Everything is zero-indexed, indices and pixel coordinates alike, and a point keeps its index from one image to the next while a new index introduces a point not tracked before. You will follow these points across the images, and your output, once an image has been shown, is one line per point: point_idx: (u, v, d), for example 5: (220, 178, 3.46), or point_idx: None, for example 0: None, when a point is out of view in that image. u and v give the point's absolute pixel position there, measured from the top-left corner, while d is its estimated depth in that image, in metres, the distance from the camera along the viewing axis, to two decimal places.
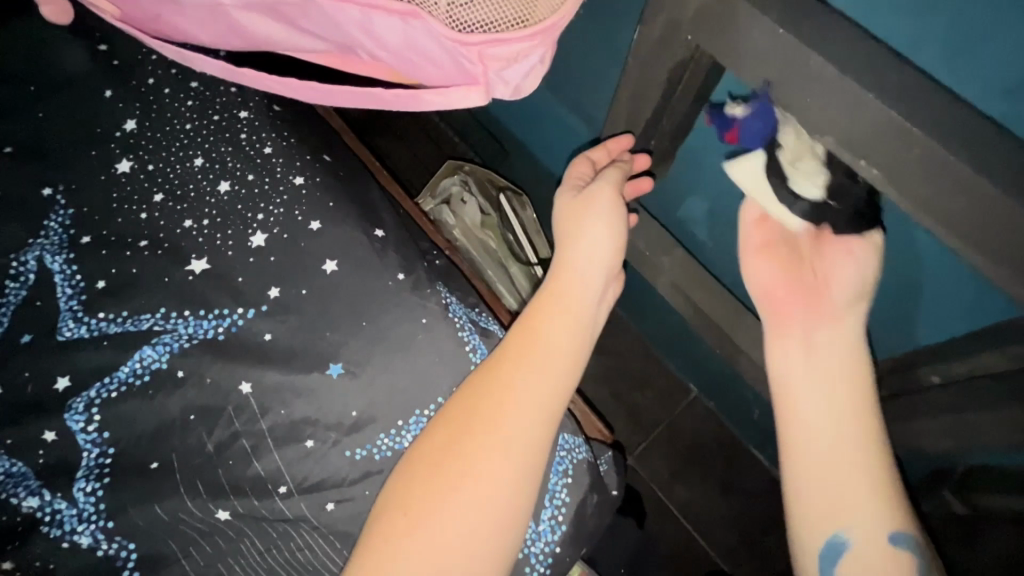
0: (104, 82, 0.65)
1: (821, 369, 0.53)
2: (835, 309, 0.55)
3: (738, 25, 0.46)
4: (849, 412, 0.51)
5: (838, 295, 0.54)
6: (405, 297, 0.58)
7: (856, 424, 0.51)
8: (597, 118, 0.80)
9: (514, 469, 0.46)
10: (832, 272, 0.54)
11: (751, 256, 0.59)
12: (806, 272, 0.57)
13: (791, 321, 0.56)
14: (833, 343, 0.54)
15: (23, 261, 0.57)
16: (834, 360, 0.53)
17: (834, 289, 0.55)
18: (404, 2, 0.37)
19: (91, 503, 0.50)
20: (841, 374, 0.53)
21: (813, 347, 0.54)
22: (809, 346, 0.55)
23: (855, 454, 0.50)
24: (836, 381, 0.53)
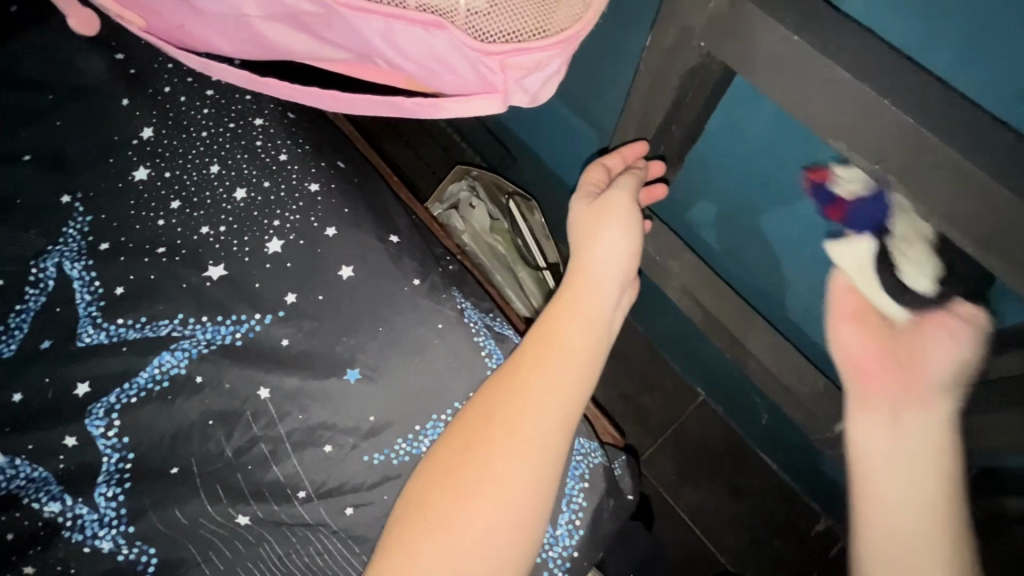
0: (122, 91, 0.66)
1: (918, 470, 0.46)
2: (931, 400, 0.49)
3: (752, 32, 0.46)
4: (933, 509, 0.45)
5: (936, 383, 0.49)
6: (421, 302, 0.58)
7: (943, 527, 0.44)
8: (607, 123, 0.81)
9: (532, 474, 0.47)
10: (927, 354, 0.49)
11: (836, 322, 0.54)
12: (903, 351, 0.50)
13: (878, 400, 0.50)
14: (928, 437, 0.48)
15: (43, 268, 0.58)
16: (922, 449, 0.47)
17: (930, 375, 0.49)
18: (428, 12, 0.37)
19: (112, 507, 0.50)
20: (938, 474, 0.46)
21: (904, 434, 0.48)
22: (903, 436, 0.48)
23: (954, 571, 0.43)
24: (932, 478, 0.46)
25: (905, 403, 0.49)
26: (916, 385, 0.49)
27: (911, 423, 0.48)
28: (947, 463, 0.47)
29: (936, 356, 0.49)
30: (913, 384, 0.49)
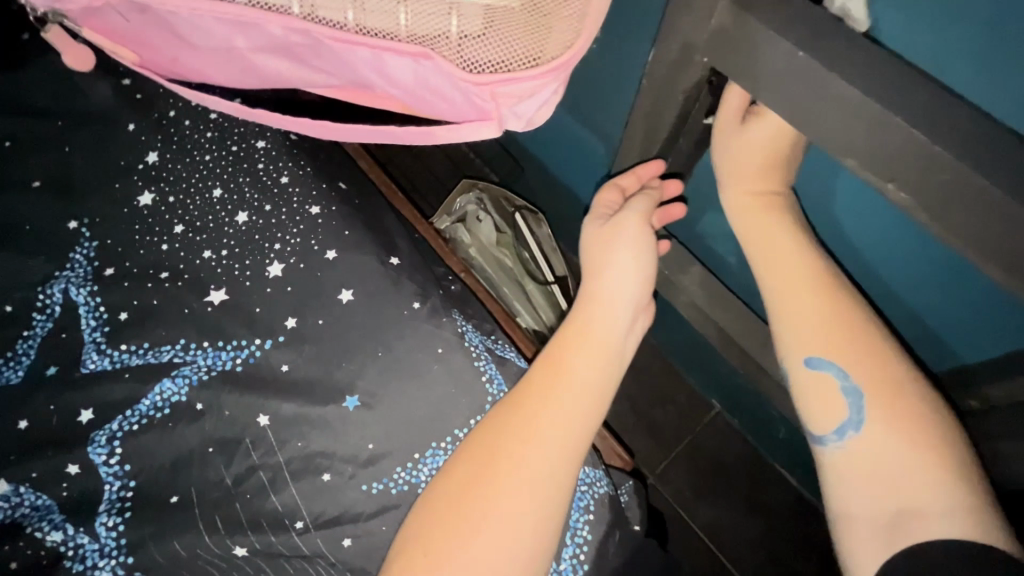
0: (128, 116, 0.67)
1: (803, 274, 0.52)
2: (784, 205, 0.56)
3: (756, 45, 0.44)
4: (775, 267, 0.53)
5: (767, 172, 0.55)
6: (420, 325, 0.58)
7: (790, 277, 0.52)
8: (613, 136, 0.79)
9: (540, 508, 0.45)
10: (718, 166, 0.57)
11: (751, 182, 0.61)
12: (723, 161, 0.55)
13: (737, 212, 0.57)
14: (794, 239, 0.54)
15: (50, 295, 0.58)
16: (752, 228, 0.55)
17: (761, 180, 0.55)
18: (415, 43, 0.37)
19: (112, 537, 0.50)
20: (821, 272, 0.52)
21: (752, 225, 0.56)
22: (775, 243, 0.54)
23: (867, 350, 0.49)
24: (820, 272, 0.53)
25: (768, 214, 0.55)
26: (760, 193, 0.56)
27: (785, 234, 0.54)
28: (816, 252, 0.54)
29: (744, 159, 0.54)
30: (769, 196, 0.56)
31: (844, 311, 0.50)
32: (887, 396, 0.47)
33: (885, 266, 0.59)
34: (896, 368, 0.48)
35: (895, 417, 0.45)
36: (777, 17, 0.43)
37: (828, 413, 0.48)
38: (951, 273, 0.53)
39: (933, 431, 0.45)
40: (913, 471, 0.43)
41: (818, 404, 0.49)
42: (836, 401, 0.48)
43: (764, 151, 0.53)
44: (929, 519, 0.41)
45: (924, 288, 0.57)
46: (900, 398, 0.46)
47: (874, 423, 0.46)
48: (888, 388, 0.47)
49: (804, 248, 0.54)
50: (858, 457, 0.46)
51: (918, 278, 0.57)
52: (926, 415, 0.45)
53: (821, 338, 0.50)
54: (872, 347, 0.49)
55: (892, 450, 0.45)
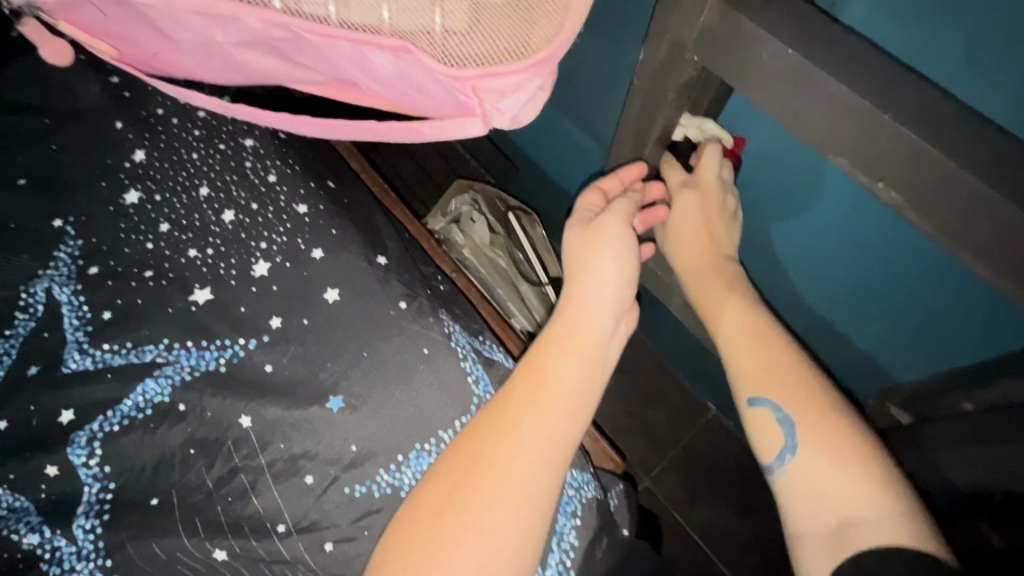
0: (114, 114, 0.66)
1: (737, 318, 0.56)
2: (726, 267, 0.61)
3: (744, 43, 0.43)
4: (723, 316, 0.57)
5: (697, 246, 0.62)
6: (407, 326, 0.57)
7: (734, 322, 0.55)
8: (606, 136, 0.79)
9: (523, 514, 0.45)
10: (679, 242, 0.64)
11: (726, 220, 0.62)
12: (669, 242, 0.66)
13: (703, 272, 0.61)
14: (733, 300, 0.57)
15: (32, 293, 0.58)
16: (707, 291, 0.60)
17: (697, 254, 0.63)
18: (396, 37, 0.36)
19: (90, 540, 0.49)
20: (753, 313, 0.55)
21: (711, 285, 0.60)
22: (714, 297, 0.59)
23: (796, 377, 0.50)
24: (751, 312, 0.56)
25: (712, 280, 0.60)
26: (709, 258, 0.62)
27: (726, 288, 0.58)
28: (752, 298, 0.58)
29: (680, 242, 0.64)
30: (712, 259, 0.62)
31: (774, 345, 0.52)
32: (816, 419, 0.47)
33: (871, 267, 0.58)
34: (824, 391, 0.49)
35: (822, 438, 0.46)
36: (767, 14, 0.42)
37: (765, 443, 0.49)
38: (943, 272, 0.52)
39: (861, 447, 0.45)
40: (845, 488, 0.44)
41: (756, 435, 0.50)
42: (771, 429, 0.49)
43: (683, 230, 0.63)
44: (864, 533, 0.42)
45: (915, 293, 0.56)
46: (834, 419, 0.47)
47: (804, 445, 0.47)
48: (819, 411, 0.48)
49: (738, 296, 0.58)
50: (796, 481, 0.46)
51: (909, 281, 0.56)
52: (854, 435, 0.46)
53: (754, 371, 0.51)
54: (796, 371, 0.50)
55: (828, 470, 0.45)
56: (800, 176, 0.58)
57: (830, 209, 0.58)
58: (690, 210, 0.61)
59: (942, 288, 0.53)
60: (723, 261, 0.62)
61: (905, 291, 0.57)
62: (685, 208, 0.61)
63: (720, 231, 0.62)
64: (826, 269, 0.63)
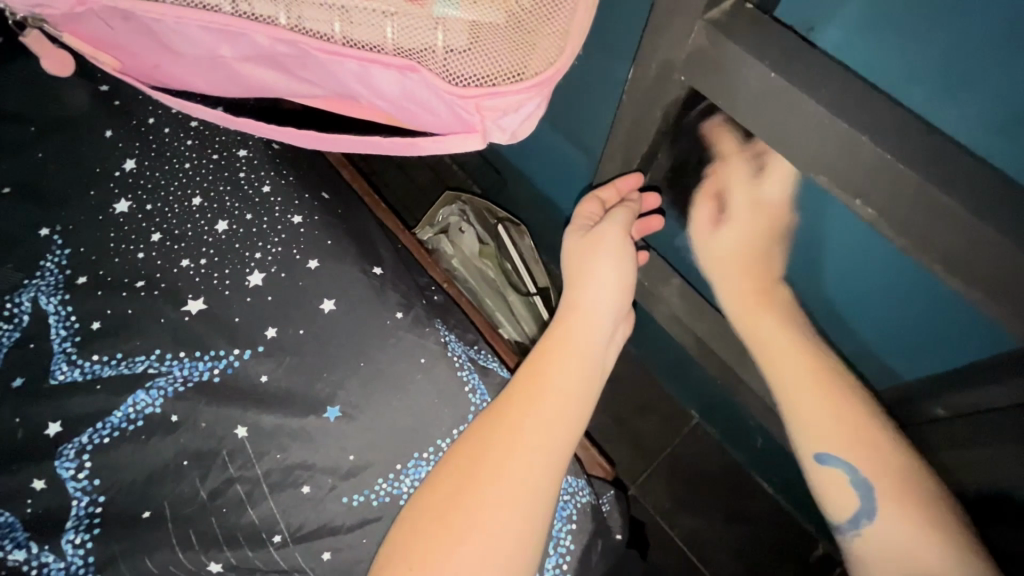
0: (105, 123, 0.66)
1: (801, 366, 0.56)
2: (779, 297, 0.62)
3: (730, 65, 0.46)
4: (791, 359, 0.56)
5: (753, 274, 0.63)
6: (403, 336, 0.58)
7: (804, 368, 0.56)
8: (595, 150, 0.81)
9: (523, 519, 0.45)
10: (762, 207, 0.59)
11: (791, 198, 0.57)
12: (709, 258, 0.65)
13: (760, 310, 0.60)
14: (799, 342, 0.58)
15: (18, 303, 0.57)
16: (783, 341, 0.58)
17: (749, 282, 0.62)
18: (401, 56, 0.38)
19: (80, 555, 0.48)
20: (817, 360, 0.56)
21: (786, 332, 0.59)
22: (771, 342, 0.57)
23: (866, 434, 0.52)
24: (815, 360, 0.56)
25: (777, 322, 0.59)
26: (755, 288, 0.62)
27: (778, 329, 0.59)
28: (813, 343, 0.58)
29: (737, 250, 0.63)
30: (767, 289, 0.62)
31: (841, 400, 0.53)
32: (891, 480, 0.50)
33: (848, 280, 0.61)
34: (891, 446, 0.51)
35: (899, 502, 0.49)
36: (753, 39, 0.44)
37: (839, 502, 0.51)
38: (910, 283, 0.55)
39: (931, 509, 0.48)
40: (923, 547, 0.46)
41: (828, 496, 0.52)
42: (844, 490, 0.51)
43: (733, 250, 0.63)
44: None
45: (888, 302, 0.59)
46: (906, 483, 0.49)
47: (881, 507, 0.49)
48: (893, 471, 0.50)
49: (797, 342, 0.58)
50: (873, 544, 0.49)
51: (881, 292, 0.59)
52: (926, 498, 0.49)
53: (826, 432, 0.53)
54: (867, 432, 0.52)
55: (902, 533, 0.47)
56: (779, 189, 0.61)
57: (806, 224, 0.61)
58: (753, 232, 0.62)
59: (909, 298, 0.57)
60: (775, 289, 0.63)
61: (875, 302, 0.60)
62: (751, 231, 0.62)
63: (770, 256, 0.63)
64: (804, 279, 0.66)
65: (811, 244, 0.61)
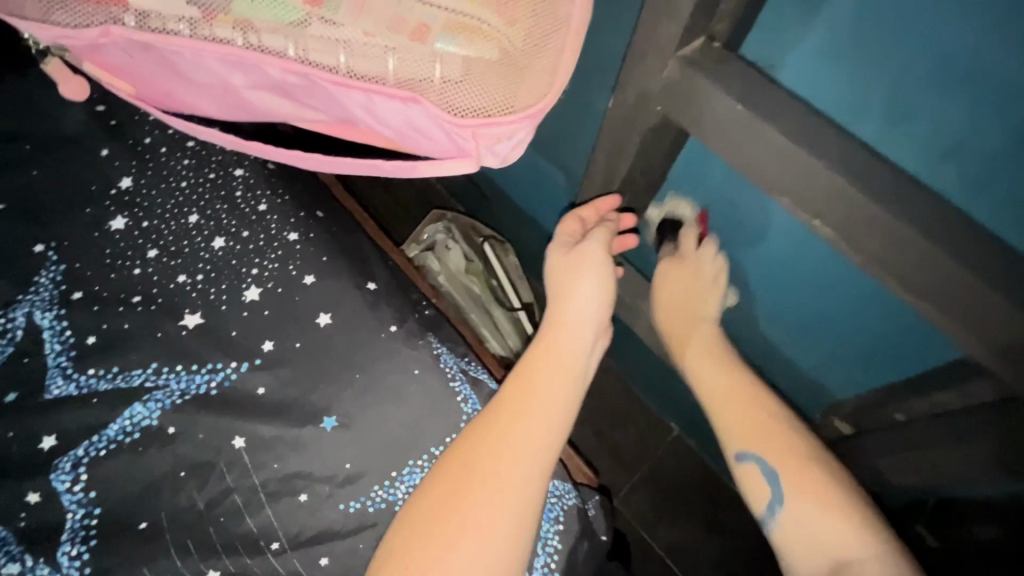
0: (101, 142, 0.67)
1: (714, 378, 0.59)
2: (709, 328, 0.65)
3: (701, 97, 0.50)
4: (707, 368, 0.61)
5: (677, 307, 0.66)
6: (397, 348, 0.60)
7: (717, 375, 0.59)
8: (576, 172, 0.85)
9: (512, 522, 0.48)
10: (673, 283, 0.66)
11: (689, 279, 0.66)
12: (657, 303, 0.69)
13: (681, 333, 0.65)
14: (714, 359, 0.61)
15: (12, 318, 0.58)
16: (698, 356, 0.62)
17: (678, 310, 0.66)
18: (405, 88, 0.41)
19: (75, 568, 0.48)
20: (731, 368, 0.60)
21: (702, 348, 0.63)
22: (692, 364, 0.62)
23: (773, 429, 0.54)
24: (728, 367, 0.60)
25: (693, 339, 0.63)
26: (686, 313, 0.66)
27: (696, 349, 0.63)
28: (728, 354, 0.62)
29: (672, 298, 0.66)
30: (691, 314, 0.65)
31: (757, 403, 0.56)
32: (797, 473, 0.51)
33: (821, 294, 0.65)
34: (803, 444, 0.53)
35: (806, 487, 0.50)
36: (720, 74, 0.49)
37: (755, 497, 0.53)
38: (879, 302, 0.59)
39: (836, 492, 0.50)
40: (836, 534, 0.47)
41: (749, 493, 0.53)
42: (758, 484, 0.53)
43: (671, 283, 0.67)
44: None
45: (855, 317, 0.63)
46: (806, 467, 0.51)
47: (791, 496, 0.50)
48: (798, 465, 0.52)
49: (715, 357, 0.61)
50: (789, 533, 0.50)
51: (851, 307, 0.63)
52: (832, 483, 0.50)
53: (737, 429, 0.55)
54: (771, 424, 0.54)
55: (813, 516, 0.49)
56: (755, 210, 0.64)
57: (779, 241, 0.64)
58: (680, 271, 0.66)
59: (878, 315, 0.60)
60: (699, 318, 0.65)
61: (843, 316, 0.64)
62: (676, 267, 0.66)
63: (701, 293, 0.66)
64: (778, 295, 0.69)
65: (782, 255, 0.65)
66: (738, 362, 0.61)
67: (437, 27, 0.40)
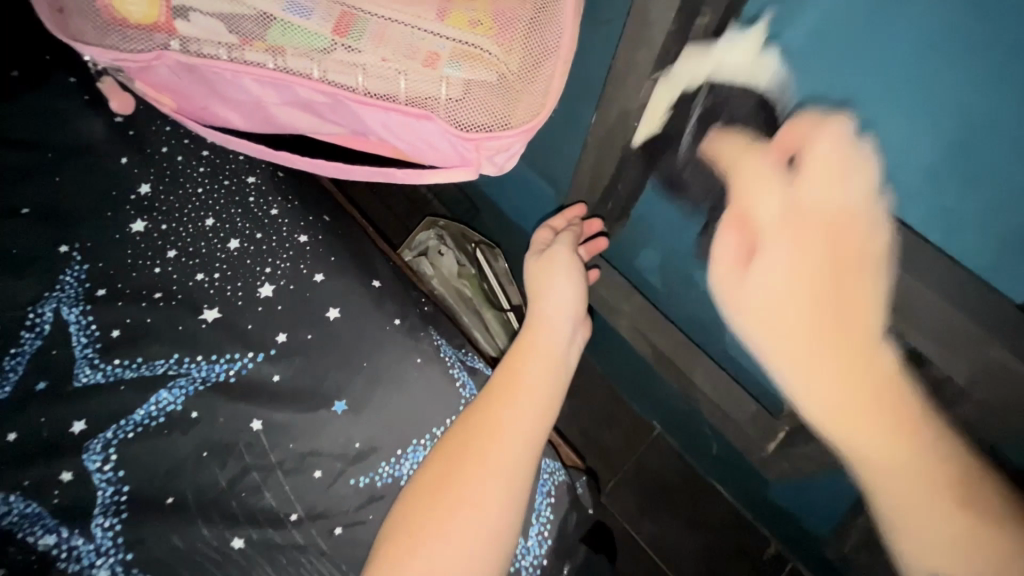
0: (121, 151, 0.72)
1: (890, 451, 0.40)
2: (876, 361, 0.41)
3: (671, 117, 0.57)
4: (866, 414, 0.40)
5: (833, 332, 0.41)
6: (400, 339, 0.66)
7: (880, 433, 0.40)
8: (561, 182, 0.92)
9: (505, 494, 0.53)
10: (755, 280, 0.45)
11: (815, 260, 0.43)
12: (745, 307, 0.45)
13: (824, 365, 0.41)
14: (887, 402, 0.40)
15: (41, 313, 0.62)
16: (842, 392, 0.40)
17: (817, 316, 0.42)
18: (416, 106, 0.47)
19: (109, 537, 0.53)
20: (902, 426, 0.40)
21: (857, 383, 0.40)
22: (843, 408, 0.40)
23: (982, 549, 0.38)
24: (909, 438, 0.40)
25: (853, 386, 0.40)
26: (828, 329, 0.42)
27: (847, 385, 0.41)
28: (907, 404, 0.41)
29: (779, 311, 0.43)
30: (840, 335, 0.41)
31: (952, 499, 0.39)
32: None
33: None
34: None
35: None
36: None
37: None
38: None
39: None
40: None
41: None
42: None
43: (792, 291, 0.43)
44: None
45: None
46: None
47: None
48: None
49: (885, 400, 0.40)
50: None
51: None
52: None
53: (933, 548, 0.39)
54: (978, 537, 0.39)
55: None
56: None
57: None
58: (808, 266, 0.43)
59: None
60: (871, 355, 0.41)
61: None
62: (796, 258, 0.43)
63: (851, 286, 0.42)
64: None
65: None
66: (914, 408, 0.40)
67: (446, 54, 0.46)
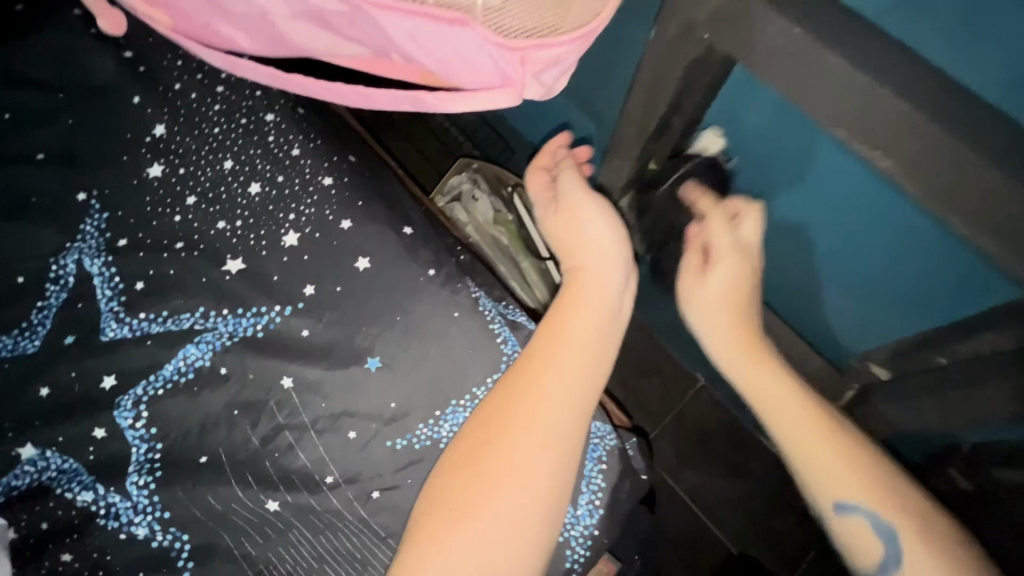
0: (132, 88, 0.67)
1: (785, 394, 0.57)
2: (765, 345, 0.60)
3: (755, 22, 0.47)
4: (767, 386, 0.57)
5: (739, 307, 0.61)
6: (435, 291, 0.60)
7: (782, 386, 0.57)
8: (608, 114, 0.82)
9: (552, 458, 0.49)
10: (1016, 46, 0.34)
11: None
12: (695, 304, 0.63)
13: (739, 355, 0.60)
14: (783, 377, 0.58)
15: (63, 265, 0.59)
16: (758, 385, 0.58)
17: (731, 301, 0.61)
18: (448, 9, 0.39)
19: (144, 495, 0.52)
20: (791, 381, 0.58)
21: (764, 377, 0.58)
22: (765, 390, 0.57)
23: (865, 462, 0.53)
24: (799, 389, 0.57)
25: (753, 351, 0.59)
26: (740, 311, 0.61)
27: (773, 374, 0.58)
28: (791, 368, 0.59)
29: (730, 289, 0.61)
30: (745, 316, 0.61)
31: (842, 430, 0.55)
32: (909, 518, 0.51)
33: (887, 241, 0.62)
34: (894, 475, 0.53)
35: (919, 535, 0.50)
36: None
37: (864, 551, 0.52)
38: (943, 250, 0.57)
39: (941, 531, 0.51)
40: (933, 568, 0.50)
41: (851, 542, 0.52)
42: (867, 537, 0.52)
43: (725, 297, 0.61)
44: None
45: (911, 262, 0.61)
46: (915, 511, 0.51)
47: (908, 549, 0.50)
48: (905, 508, 0.51)
49: (779, 369, 0.58)
50: None
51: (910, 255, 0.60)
52: (932, 518, 0.51)
53: (836, 471, 0.53)
54: (860, 455, 0.53)
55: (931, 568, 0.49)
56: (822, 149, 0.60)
57: (846, 181, 0.60)
58: (739, 275, 0.62)
59: (945, 267, 0.58)
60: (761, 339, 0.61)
61: (901, 262, 0.62)
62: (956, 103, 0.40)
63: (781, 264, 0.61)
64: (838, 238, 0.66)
65: (847, 199, 0.62)
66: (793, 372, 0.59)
67: None
